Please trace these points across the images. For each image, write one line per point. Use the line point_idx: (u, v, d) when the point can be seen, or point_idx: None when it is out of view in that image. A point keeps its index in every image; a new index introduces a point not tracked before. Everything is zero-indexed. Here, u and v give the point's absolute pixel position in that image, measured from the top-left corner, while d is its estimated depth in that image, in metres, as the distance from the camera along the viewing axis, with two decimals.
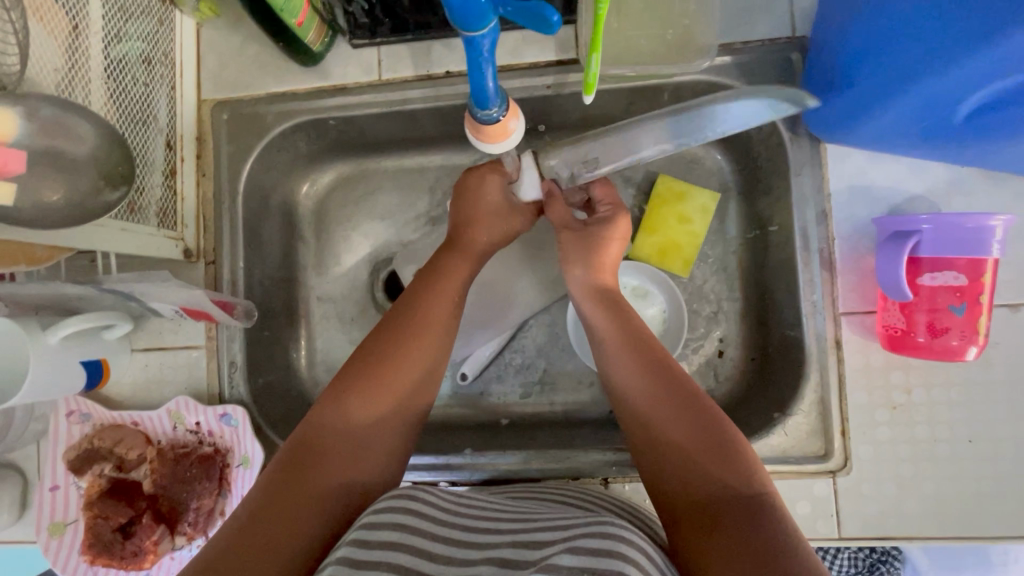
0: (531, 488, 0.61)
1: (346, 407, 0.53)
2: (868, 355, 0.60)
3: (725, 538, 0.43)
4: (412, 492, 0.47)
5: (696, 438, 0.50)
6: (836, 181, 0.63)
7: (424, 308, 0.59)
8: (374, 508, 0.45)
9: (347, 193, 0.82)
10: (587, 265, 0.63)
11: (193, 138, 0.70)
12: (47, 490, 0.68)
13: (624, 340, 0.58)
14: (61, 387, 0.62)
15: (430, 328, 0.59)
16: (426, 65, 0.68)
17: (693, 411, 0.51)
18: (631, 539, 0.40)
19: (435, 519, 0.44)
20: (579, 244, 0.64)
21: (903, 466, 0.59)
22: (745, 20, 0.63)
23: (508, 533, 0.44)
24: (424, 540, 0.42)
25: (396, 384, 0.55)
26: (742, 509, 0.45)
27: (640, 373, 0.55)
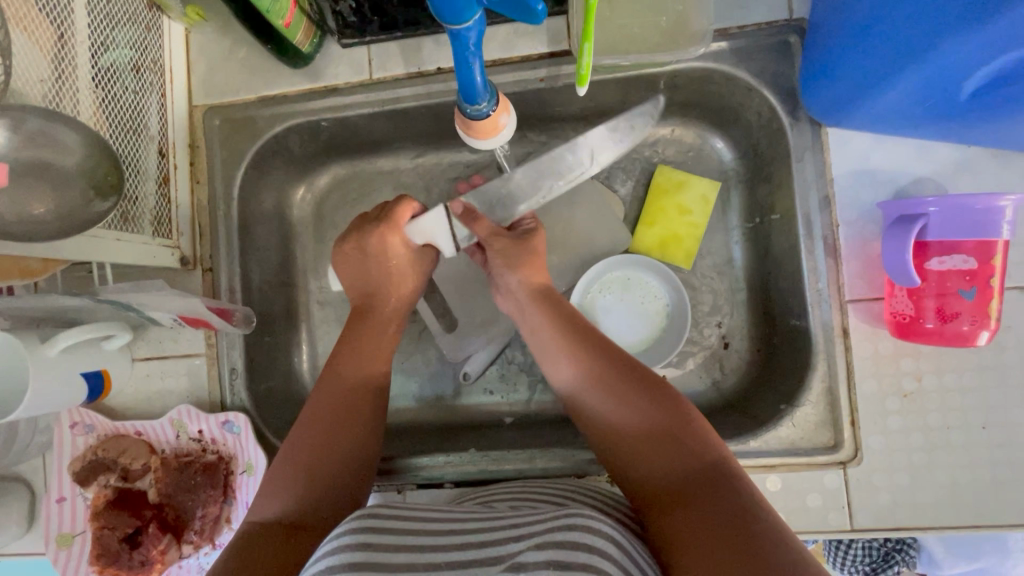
0: (530, 485, 0.60)
1: (317, 414, 0.58)
2: (877, 343, 0.59)
3: (696, 518, 0.44)
4: (374, 509, 0.45)
5: (654, 419, 0.51)
6: (839, 165, 0.61)
7: (357, 356, 0.62)
8: (334, 534, 0.43)
9: (343, 195, 0.81)
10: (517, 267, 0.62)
11: (186, 145, 0.70)
12: (54, 501, 0.68)
13: (574, 344, 0.57)
14: (62, 399, 0.61)
15: (368, 376, 0.62)
16: (416, 63, 0.67)
17: (651, 400, 0.52)
18: (603, 530, 0.40)
19: (400, 532, 0.43)
20: (516, 247, 0.63)
21: (916, 456, 0.58)
22: (742, 3, 0.62)
23: (473, 534, 0.44)
24: (391, 556, 0.41)
25: (347, 421, 0.58)
26: (712, 488, 0.46)
27: (593, 375, 0.55)
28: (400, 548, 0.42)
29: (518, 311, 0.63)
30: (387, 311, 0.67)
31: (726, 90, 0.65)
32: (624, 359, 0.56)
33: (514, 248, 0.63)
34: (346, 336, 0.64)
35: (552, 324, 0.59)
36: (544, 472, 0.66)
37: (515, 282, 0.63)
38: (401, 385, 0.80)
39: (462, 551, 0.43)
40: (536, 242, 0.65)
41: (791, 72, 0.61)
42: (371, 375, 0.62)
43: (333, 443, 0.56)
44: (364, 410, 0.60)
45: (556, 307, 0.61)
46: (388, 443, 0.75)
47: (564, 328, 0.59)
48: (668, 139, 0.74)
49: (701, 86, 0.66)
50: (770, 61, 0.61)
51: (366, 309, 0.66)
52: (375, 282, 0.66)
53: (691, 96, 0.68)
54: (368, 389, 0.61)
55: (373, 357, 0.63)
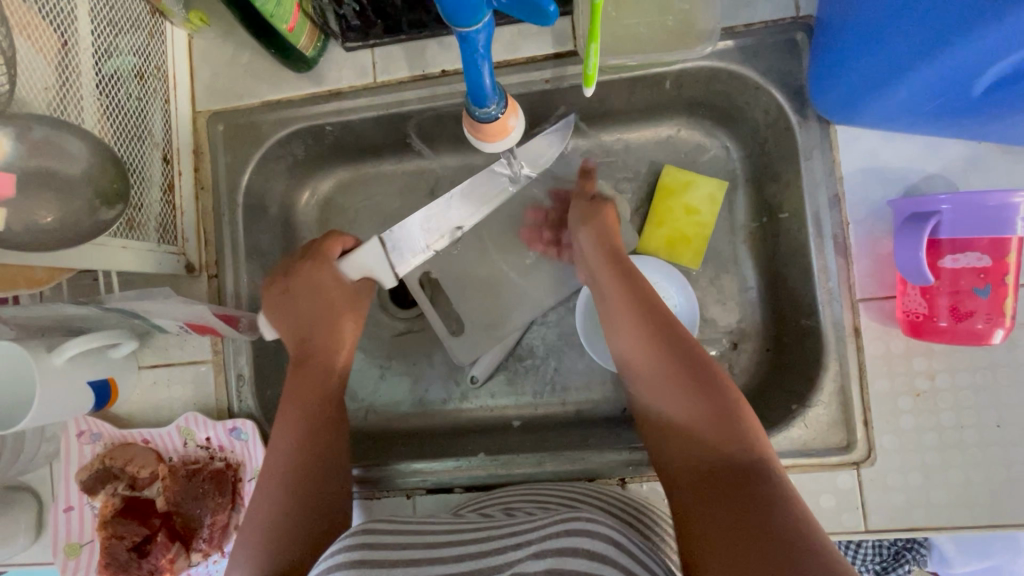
0: (540, 489, 0.60)
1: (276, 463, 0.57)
2: (888, 342, 0.59)
3: (725, 503, 0.46)
4: (364, 526, 0.45)
5: (708, 409, 0.51)
6: (848, 164, 0.60)
7: (310, 392, 0.61)
8: (330, 553, 0.43)
9: (347, 200, 0.81)
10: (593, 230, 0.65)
11: (190, 151, 0.69)
12: (62, 511, 0.68)
13: (640, 313, 0.58)
14: (69, 409, 0.61)
15: (311, 423, 0.59)
16: (421, 66, 0.67)
17: (707, 384, 0.53)
18: (603, 535, 0.40)
19: (393, 546, 0.43)
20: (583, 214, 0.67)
21: (930, 455, 0.57)
22: (748, 1, 0.61)
23: (473, 545, 0.44)
24: (386, 568, 0.40)
25: (291, 478, 0.56)
26: (747, 477, 0.47)
27: (652, 347, 0.56)
28: (394, 561, 0.41)
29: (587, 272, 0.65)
30: (324, 352, 0.64)
31: (732, 88, 0.64)
32: (685, 337, 0.56)
33: (589, 210, 0.67)
34: (293, 380, 0.62)
35: (618, 289, 0.60)
36: (554, 477, 0.65)
37: (586, 241, 0.65)
38: (408, 390, 0.79)
39: (459, 562, 0.42)
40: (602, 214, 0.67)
41: (799, 70, 0.61)
42: (313, 423, 0.59)
43: (283, 508, 0.55)
44: (308, 464, 0.57)
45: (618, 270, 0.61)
46: (396, 447, 0.75)
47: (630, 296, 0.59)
48: (674, 139, 0.74)
49: (707, 85, 0.65)
50: (777, 60, 0.61)
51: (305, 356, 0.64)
52: (316, 321, 0.65)
53: (697, 96, 0.67)
54: (313, 439, 0.59)
55: (314, 403, 0.61)
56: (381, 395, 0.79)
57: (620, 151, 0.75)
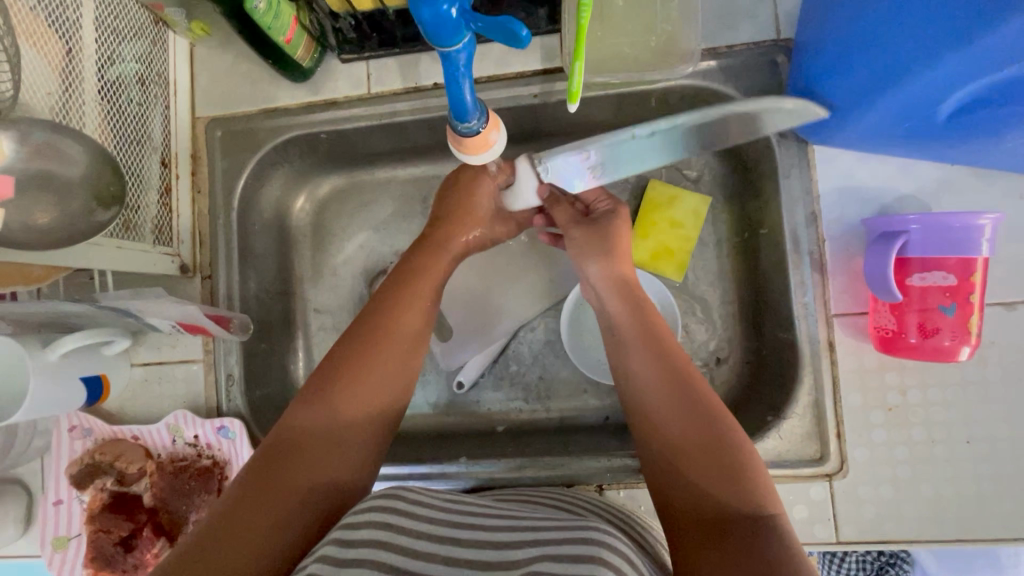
0: (521, 492, 0.60)
1: (346, 357, 0.55)
2: (861, 357, 0.60)
3: (728, 558, 0.42)
4: (401, 492, 0.47)
5: (707, 445, 0.48)
6: (825, 182, 0.62)
7: (404, 296, 0.60)
8: (361, 509, 0.45)
9: (341, 205, 0.83)
10: (600, 259, 0.63)
11: (189, 155, 0.72)
12: (51, 504, 0.70)
13: (653, 353, 0.55)
14: (61, 403, 0.62)
15: (392, 332, 0.57)
16: (414, 79, 0.69)
17: (712, 427, 0.49)
18: (614, 546, 0.40)
19: (421, 518, 0.44)
20: (591, 237, 0.65)
21: (901, 469, 0.59)
22: (729, 24, 0.63)
23: (497, 531, 0.44)
24: (410, 541, 0.42)
25: (370, 381, 0.54)
26: (753, 531, 0.43)
27: (661, 387, 0.53)
28: (421, 535, 0.42)
29: (594, 299, 0.63)
30: (429, 268, 0.63)
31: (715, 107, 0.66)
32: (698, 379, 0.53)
33: (592, 238, 0.64)
34: (409, 262, 0.63)
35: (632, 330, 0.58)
36: (534, 482, 0.66)
37: (593, 272, 0.63)
38: None
39: (482, 547, 0.42)
40: (616, 225, 0.66)
41: (778, 90, 0.63)
42: (395, 334, 0.57)
43: (354, 409, 0.52)
44: (386, 376, 0.55)
45: (631, 308, 0.60)
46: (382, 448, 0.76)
47: (645, 336, 0.57)
48: None
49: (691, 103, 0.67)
50: (759, 80, 0.63)
51: (412, 262, 0.63)
52: (452, 220, 0.66)
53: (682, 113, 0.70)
54: (385, 334, 0.57)
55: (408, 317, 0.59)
56: None
57: None
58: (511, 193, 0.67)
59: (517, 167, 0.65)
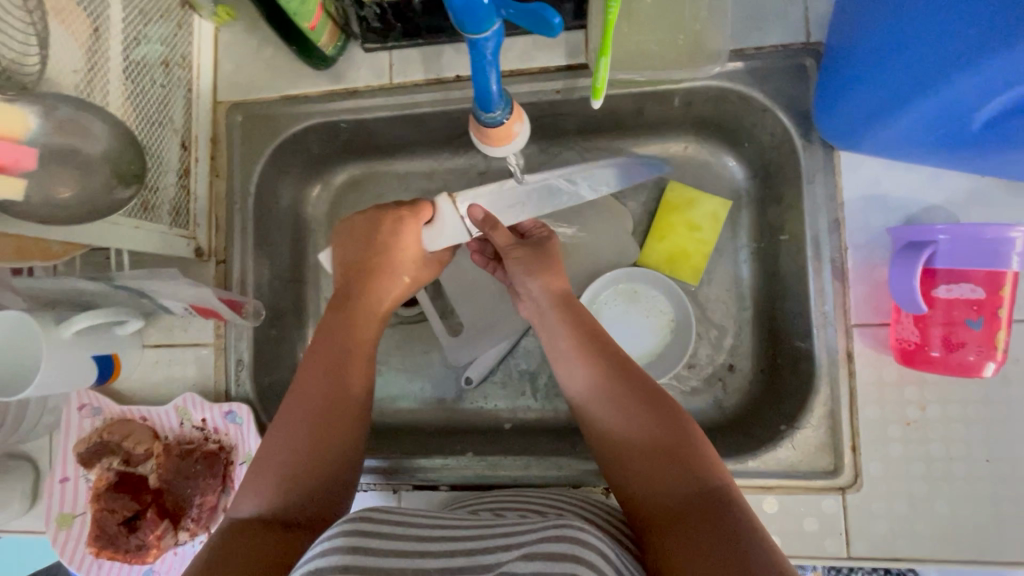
0: (485, 495, 0.62)
1: (312, 363, 0.59)
2: (881, 369, 0.59)
3: (691, 536, 0.43)
4: (368, 513, 0.45)
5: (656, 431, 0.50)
6: (849, 190, 0.61)
7: (354, 310, 0.63)
8: (326, 536, 0.43)
9: (357, 196, 0.83)
10: (540, 279, 0.62)
11: (208, 139, 0.72)
12: (58, 481, 0.70)
13: (589, 356, 0.56)
14: (70, 380, 0.63)
15: (356, 333, 0.62)
16: (436, 70, 0.69)
17: (657, 412, 0.51)
18: (593, 544, 0.40)
19: (388, 538, 0.43)
20: (533, 254, 0.64)
21: (917, 486, 0.57)
22: (758, 25, 0.62)
23: (462, 541, 0.45)
24: (380, 562, 0.40)
25: (342, 381, 0.59)
26: (713, 505, 0.45)
27: (603, 387, 0.54)
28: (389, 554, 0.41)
29: (536, 319, 0.62)
30: (370, 296, 0.65)
31: (740, 109, 0.65)
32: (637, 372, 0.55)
33: (536, 256, 0.64)
34: (340, 302, 0.64)
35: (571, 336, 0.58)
36: (542, 480, 0.66)
37: (535, 288, 0.62)
38: (403, 386, 0.81)
39: (449, 561, 0.42)
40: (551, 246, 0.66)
41: (805, 95, 0.62)
42: (343, 353, 0.60)
43: (311, 425, 0.55)
44: (342, 386, 0.58)
45: (571, 315, 0.60)
46: (388, 441, 0.76)
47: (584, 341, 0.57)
48: (681, 156, 0.76)
49: (716, 104, 0.66)
50: (786, 83, 0.62)
51: (355, 290, 0.64)
52: (379, 266, 0.65)
53: (705, 114, 0.69)
54: (353, 334, 0.62)
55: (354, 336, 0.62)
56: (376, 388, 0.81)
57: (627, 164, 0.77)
58: (432, 229, 0.67)
59: (438, 205, 0.67)
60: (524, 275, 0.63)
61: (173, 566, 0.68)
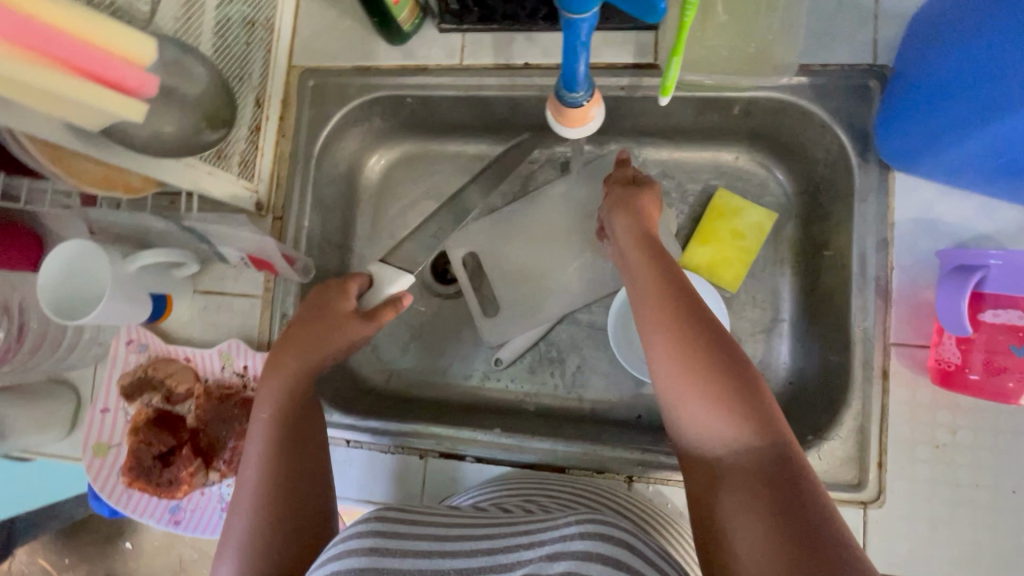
0: (531, 477, 0.64)
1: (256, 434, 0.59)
2: (915, 389, 0.59)
3: (747, 503, 0.42)
4: (385, 512, 0.46)
5: (718, 388, 0.47)
6: (902, 212, 0.62)
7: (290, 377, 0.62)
8: (340, 538, 0.44)
9: (409, 171, 0.86)
10: (631, 219, 0.62)
11: (280, 100, 0.75)
12: (98, 411, 0.73)
13: (666, 308, 0.52)
14: (127, 313, 0.66)
15: (299, 401, 0.61)
16: (506, 56, 0.71)
17: (724, 363, 0.48)
18: (617, 536, 0.39)
19: (407, 537, 0.44)
20: (622, 200, 0.64)
21: (940, 508, 0.58)
22: (827, 43, 0.63)
23: (484, 538, 0.44)
24: (399, 562, 0.41)
25: (289, 447, 0.58)
26: (786, 482, 0.42)
27: (678, 344, 0.50)
28: (409, 551, 0.42)
29: (620, 253, 0.62)
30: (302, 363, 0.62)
31: (798, 123, 0.67)
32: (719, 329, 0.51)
33: (626, 194, 0.64)
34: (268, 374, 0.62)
35: (651, 284, 0.55)
36: (566, 462, 0.67)
37: (621, 224, 0.62)
38: (435, 360, 0.83)
39: (472, 557, 0.42)
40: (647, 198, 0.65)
41: (866, 115, 0.63)
42: (289, 436, 0.59)
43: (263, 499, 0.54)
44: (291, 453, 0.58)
45: (657, 262, 0.57)
46: (415, 409, 0.78)
47: (665, 290, 0.53)
48: (731, 165, 0.77)
49: (775, 117, 0.68)
50: (848, 102, 0.63)
51: (287, 363, 0.62)
52: (313, 339, 0.63)
53: (762, 126, 0.71)
54: (296, 399, 0.61)
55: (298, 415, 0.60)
56: (407, 359, 0.83)
57: (677, 168, 0.79)
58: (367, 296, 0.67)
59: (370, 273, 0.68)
60: (616, 214, 0.63)
61: (199, 505, 0.71)
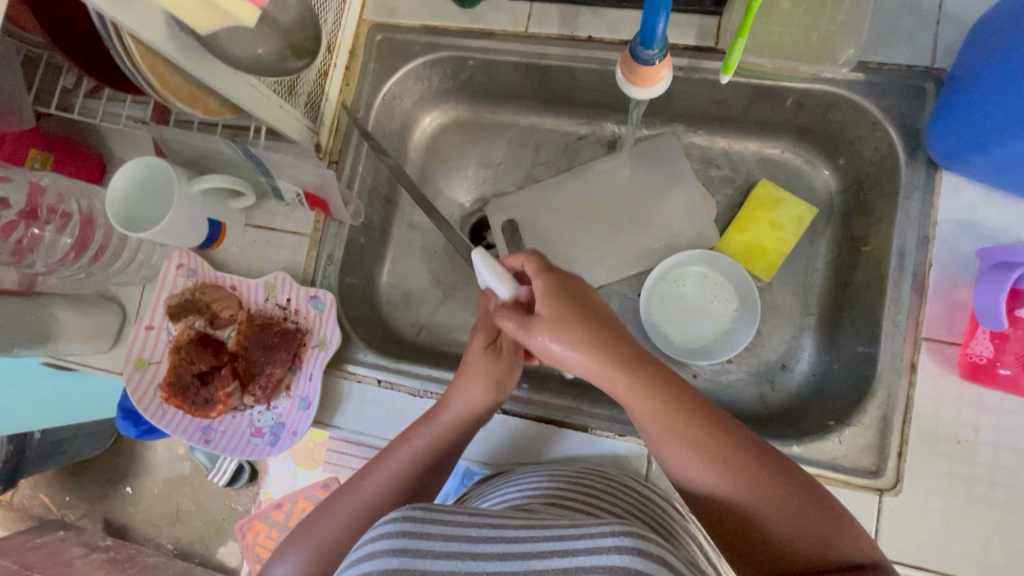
0: (604, 474, 0.61)
1: (388, 459, 0.62)
2: (943, 384, 0.60)
3: None
4: (410, 512, 0.42)
5: (773, 488, 0.45)
6: (945, 212, 0.63)
7: (448, 417, 0.64)
8: (369, 537, 0.41)
9: (459, 136, 0.89)
10: (557, 325, 0.52)
11: (348, 50, 0.78)
12: (142, 328, 0.75)
13: (673, 420, 0.48)
14: (183, 233, 0.69)
15: (447, 445, 0.63)
16: (571, 28, 0.73)
17: (768, 466, 0.47)
18: (655, 554, 0.36)
19: (437, 537, 0.40)
20: (554, 314, 0.52)
21: (956, 503, 0.59)
22: (887, 42, 0.65)
23: (511, 535, 0.41)
24: (430, 563, 0.38)
25: (416, 481, 0.61)
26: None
27: (701, 445, 0.47)
28: (439, 553, 0.39)
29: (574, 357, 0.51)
30: (455, 410, 0.64)
31: (849, 120, 0.68)
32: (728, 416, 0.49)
33: (554, 300, 0.53)
34: (432, 411, 0.65)
35: (637, 392, 0.50)
36: (589, 421, 0.69)
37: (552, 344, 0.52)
38: (466, 319, 0.85)
39: (502, 560, 0.39)
40: (572, 288, 0.54)
41: (919, 115, 0.64)
42: (421, 474, 0.61)
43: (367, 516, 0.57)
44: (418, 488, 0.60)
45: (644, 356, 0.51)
46: (444, 362, 0.80)
47: (667, 403, 0.49)
48: (775, 160, 0.79)
49: (826, 112, 0.70)
50: (901, 100, 0.65)
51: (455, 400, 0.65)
52: (480, 368, 0.65)
53: (812, 120, 0.72)
54: (445, 441, 0.63)
55: (427, 464, 0.62)
56: (438, 316, 0.86)
57: (722, 157, 0.81)
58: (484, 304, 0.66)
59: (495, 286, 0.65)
60: (554, 320, 0.52)
61: (230, 428, 0.74)
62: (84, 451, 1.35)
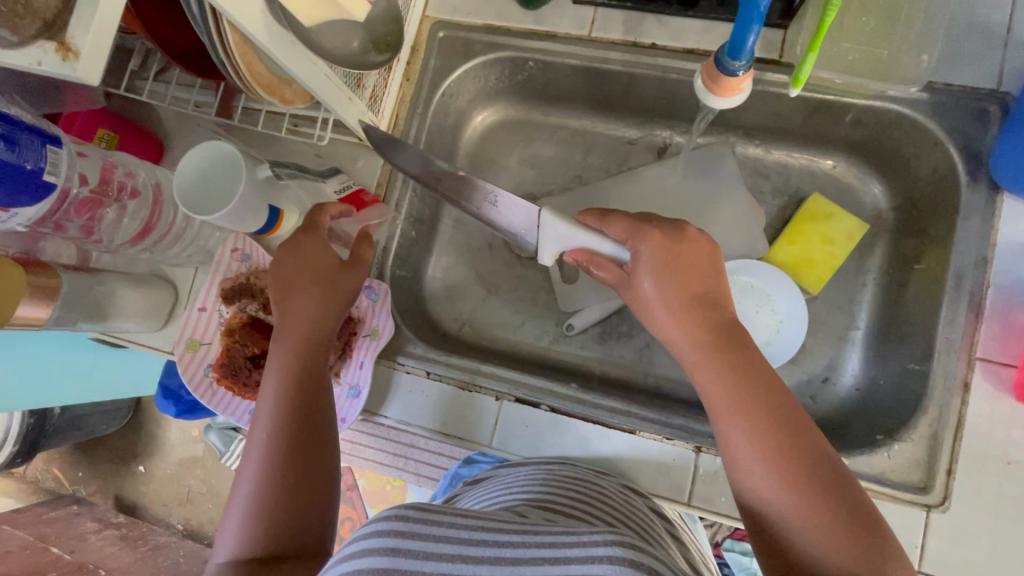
0: (597, 482, 0.61)
1: (269, 387, 0.59)
2: (995, 404, 0.61)
3: None
4: (404, 511, 0.40)
5: (809, 479, 0.47)
6: (1006, 233, 0.64)
7: (309, 318, 0.61)
8: (359, 532, 0.39)
9: (508, 136, 0.90)
10: (660, 280, 0.55)
11: (410, 46, 0.79)
12: (196, 309, 0.76)
13: (742, 402, 0.50)
14: (242, 218, 0.65)
15: (314, 344, 0.61)
16: (635, 34, 0.74)
17: (805, 455, 0.48)
18: (648, 563, 0.35)
19: (431, 537, 0.38)
20: (664, 269, 0.55)
21: (1004, 522, 0.59)
22: (954, 64, 0.65)
23: (505, 539, 0.39)
24: (421, 565, 0.36)
25: (301, 393, 0.58)
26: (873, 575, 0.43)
27: (753, 425, 0.49)
28: (431, 554, 0.37)
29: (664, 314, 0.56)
30: (311, 308, 0.61)
31: (909, 139, 0.69)
32: (802, 421, 0.50)
33: (663, 257, 0.55)
34: (286, 316, 0.61)
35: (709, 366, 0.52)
36: (638, 424, 0.69)
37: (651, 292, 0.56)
38: (508, 316, 0.86)
39: (493, 565, 0.37)
40: (686, 244, 0.56)
41: (982, 137, 0.65)
42: (306, 386, 0.59)
43: (275, 454, 0.55)
44: (309, 401, 0.58)
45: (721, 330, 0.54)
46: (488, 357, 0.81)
47: (736, 388, 0.51)
48: (825, 174, 0.80)
49: (886, 130, 0.70)
50: (965, 121, 0.65)
51: (318, 297, 0.61)
52: (312, 259, 0.62)
53: (868, 137, 0.73)
54: (309, 342, 0.60)
55: (305, 370, 0.59)
56: (480, 312, 0.86)
57: (772, 169, 0.82)
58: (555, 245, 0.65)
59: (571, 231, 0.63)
60: (665, 278, 0.55)
61: None
62: (99, 429, 1.36)
